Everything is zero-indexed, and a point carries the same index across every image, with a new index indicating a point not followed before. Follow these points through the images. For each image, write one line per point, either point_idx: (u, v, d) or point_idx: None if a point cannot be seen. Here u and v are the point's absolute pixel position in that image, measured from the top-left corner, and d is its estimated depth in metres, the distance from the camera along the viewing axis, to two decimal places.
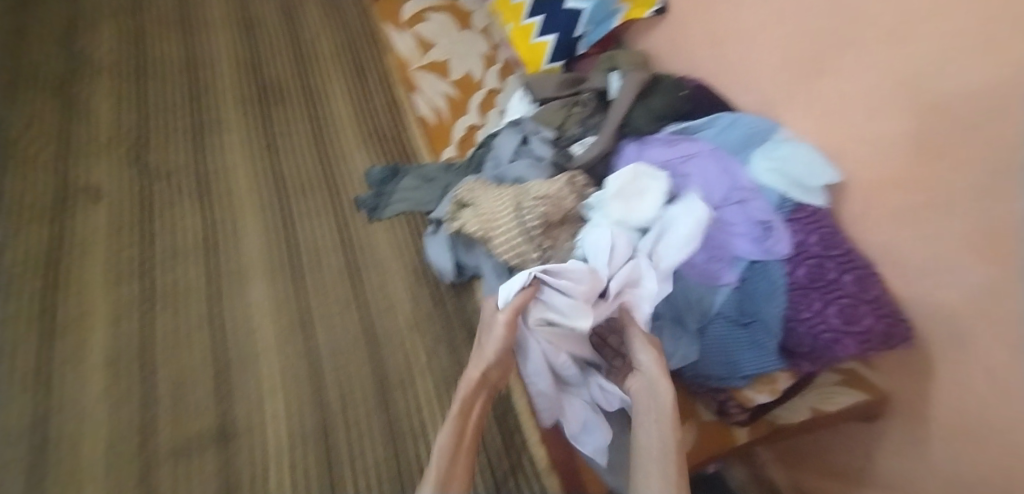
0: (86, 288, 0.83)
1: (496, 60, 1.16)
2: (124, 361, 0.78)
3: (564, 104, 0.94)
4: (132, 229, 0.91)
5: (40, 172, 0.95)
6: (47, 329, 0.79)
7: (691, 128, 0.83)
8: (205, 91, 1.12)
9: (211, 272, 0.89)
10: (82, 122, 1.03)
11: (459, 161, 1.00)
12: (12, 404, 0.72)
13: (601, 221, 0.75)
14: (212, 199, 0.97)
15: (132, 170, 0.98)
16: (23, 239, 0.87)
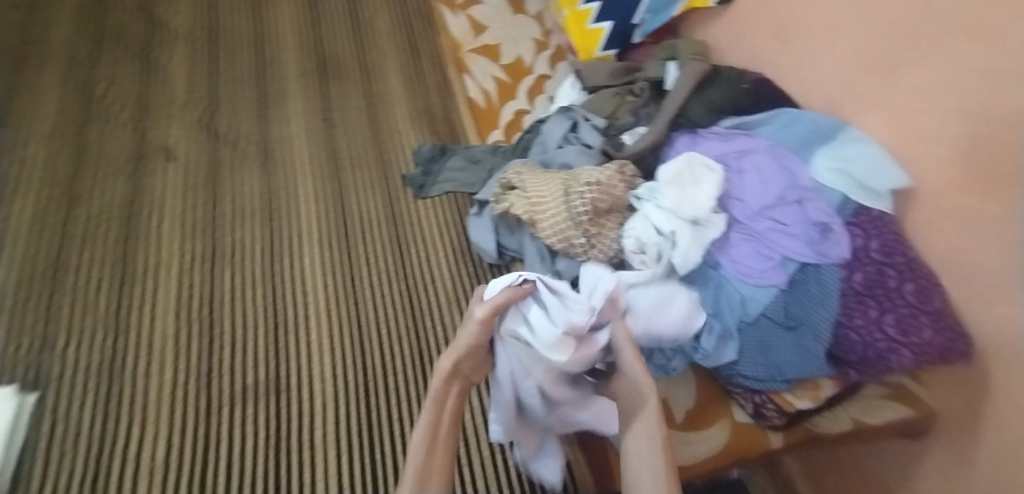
0: (157, 240, 0.89)
1: (549, 46, 1.14)
2: (191, 311, 0.82)
3: (617, 92, 0.93)
4: (202, 188, 0.96)
5: (117, 129, 1.00)
6: (121, 274, 0.84)
7: (750, 123, 0.81)
8: (270, 63, 1.16)
9: (270, 235, 0.92)
10: (159, 86, 1.08)
11: (506, 144, 1.00)
12: (87, 339, 0.77)
13: (651, 209, 0.75)
14: (271, 166, 1.01)
15: (202, 134, 1.03)
16: (103, 190, 0.93)
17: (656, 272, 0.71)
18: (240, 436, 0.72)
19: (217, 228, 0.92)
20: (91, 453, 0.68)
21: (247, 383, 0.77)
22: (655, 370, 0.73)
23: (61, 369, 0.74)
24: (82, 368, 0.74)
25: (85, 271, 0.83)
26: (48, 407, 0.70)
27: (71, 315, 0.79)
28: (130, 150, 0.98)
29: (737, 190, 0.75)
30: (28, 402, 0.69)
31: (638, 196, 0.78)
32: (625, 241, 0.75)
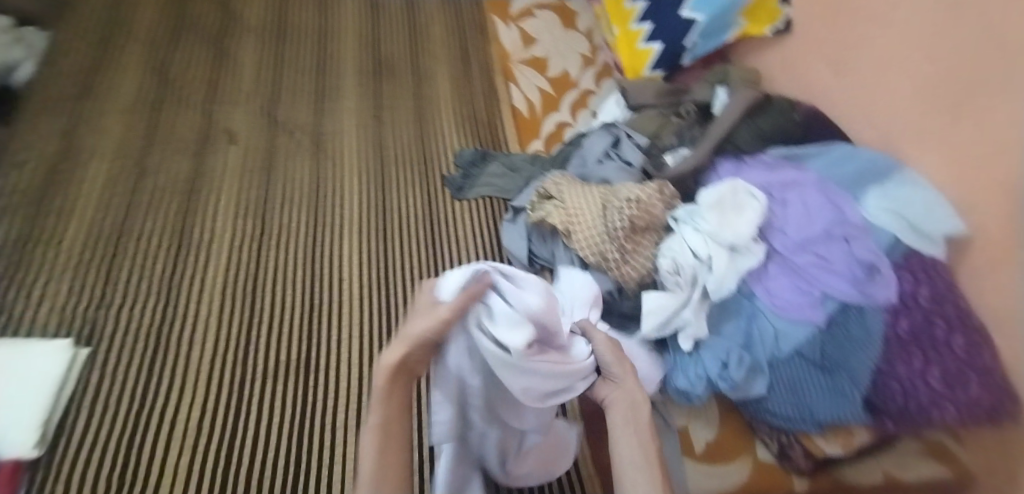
0: (211, 217, 0.93)
1: (596, 63, 1.15)
2: (237, 287, 0.85)
3: (663, 112, 0.93)
4: (257, 172, 1.00)
5: (186, 110, 1.08)
6: (175, 245, 0.89)
7: (798, 155, 0.79)
8: (330, 59, 1.20)
9: (314, 221, 0.95)
10: (228, 74, 1.15)
11: (546, 155, 1.00)
12: (139, 304, 0.81)
13: (689, 232, 0.73)
14: (319, 156, 1.04)
15: (263, 121, 1.08)
16: (168, 165, 0.99)
17: (689, 295, 0.70)
18: (267, 411, 0.73)
19: (267, 211, 0.96)
20: (131, 410, 0.71)
21: (278, 361, 0.78)
22: (678, 398, 0.70)
23: (113, 327, 0.78)
24: (132, 329, 0.78)
25: (146, 238, 0.89)
26: (96, 362, 0.74)
27: (130, 278, 0.84)
28: (198, 131, 1.05)
29: (780, 221, 0.73)
30: (81, 356, 0.74)
31: (676, 217, 0.77)
32: (660, 265, 0.73)
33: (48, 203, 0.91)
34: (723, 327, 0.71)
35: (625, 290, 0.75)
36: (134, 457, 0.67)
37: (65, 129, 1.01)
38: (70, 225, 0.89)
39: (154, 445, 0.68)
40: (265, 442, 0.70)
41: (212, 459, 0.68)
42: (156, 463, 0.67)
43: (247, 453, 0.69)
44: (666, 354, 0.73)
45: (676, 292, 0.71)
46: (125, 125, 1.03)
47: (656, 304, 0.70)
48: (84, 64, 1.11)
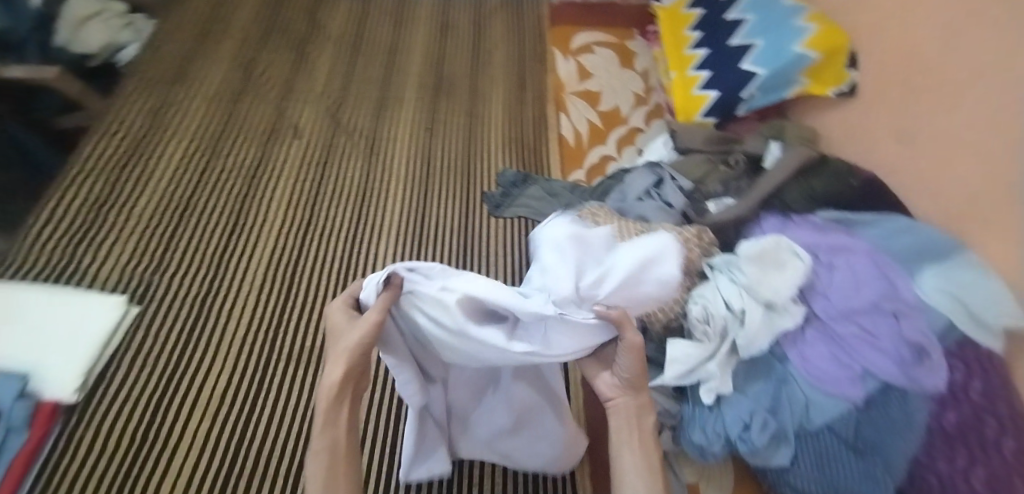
0: (268, 203, 0.99)
1: (648, 102, 1.13)
2: (275, 269, 0.91)
3: (710, 158, 0.91)
4: (313, 166, 1.05)
5: (260, 103, 1.15)
6: (232, 225, 0.96)
7: (852, 222, 0.76)
8: (397, 70, 1.25)
9: (357, 219, 0.98)
10: (304, 72, 1.22)
11: (586, 185, 0.99)
12: (193, 274, 0.88)
13: (724, 282, 0.71)
14: (369, 157, 1.08)
15: (326, 119, 1.13)
16: (238, 151, 1.07)
17: (717, 348, 0.67)
18: (283, 392, 0.77)
19: (315, 203, 1.00)
20: (166, 370, 0.77)
21: (300, 347, 0.82)
22: (692, 450, 0.68)
23: (164, 289, 0.86)
24: (178, 296, 0.85)
25: (207, 215, 0.96)
26: (143, 322, 0.81)
27: (186, 251, 0.91)
28: (268, 123, 1.12)
29: (823, 284, 0.69)
30: (132, 313, 0.81)
31: (712, 265, 0.75)
32: (690, 310, 0.70)
33: (132, 170, 1.01)
34: (749, 387, 0.68)
35: (650, 331, 0.72)
36: (162, 414, 0.72)
37: (154, 108, 1.11)
38: (143, 193, 0.98)
39: (184, 405, 0.74)
40: (280, 422, 0.74)
41: (228, 430, 0.72)
42: (181, 422, 0.72)
43: (258, 429, 0.72)
44: (684, 405, 0.71)
45: (703, 341, 0.68)
46: (205, 110, 1.12)
47: (680, 352, 0.67)
48: (180, 52, 1.22)
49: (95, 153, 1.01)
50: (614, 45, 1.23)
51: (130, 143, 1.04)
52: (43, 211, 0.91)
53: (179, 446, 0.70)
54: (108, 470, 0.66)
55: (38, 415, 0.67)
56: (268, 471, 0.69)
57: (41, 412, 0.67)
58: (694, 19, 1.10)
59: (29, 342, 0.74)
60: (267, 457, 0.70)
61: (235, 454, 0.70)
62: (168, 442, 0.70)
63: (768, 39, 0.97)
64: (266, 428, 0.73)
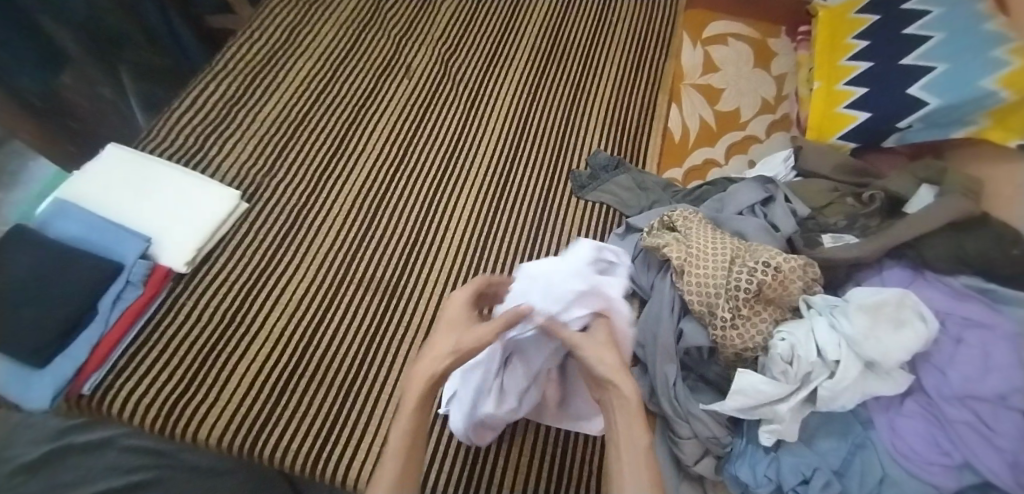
0: (366, 136, 0.99)
1: (776, 112, 1.01)
2: (365, 201, 0.92)
3: (837, 189, 0.82)
4: (416, 107, 1.02)
5: (388, 29, 1.12)
6: (332, 148, 0.97)
7: (997, 295, 0.63)
8: (519, 19, 1.16)
9: (445, 169, 0.96)
10: (430, 6, 1.17)
11: (680, 186, 0.91)
12: (290, 186, 0.92)
13: (821, 324, 0.63)
14: (474, 105, 1.03)
15: (439, 60, 1.08)
16: (349, 77, 1.05)
17: (794, 392, 0.61)
18: (350, 317, 0.80)
19: (414, 143, 0.99)
20: (256, 264, 0.84)
21: (374, 275, 0.85)
22: (733, 484, 0.64)
23: (271, 192, 0.91)
24: (279, 201, 0.90)
25: (315, 133, 0.98)
26: (249, 218, 0.87)
27: (290, 164, 0.94)
28: (388, 52, 1.09)
29: (941, 359, 0.60)
30: (242, 208, 0.87)
31: (810, 303, 0.67)
32: (772, 341, 0.64)
33: (261, 73, 1.03)
34: (817, 440, 0.62)
35: (718, 355, 0.68)
36: (250, 302, 0.80)
37: (290, 18, 1.12)
38: (269, 97, 1.01)
39: (267, 300, 0.80)
40: (343, 341, 0.78)
41: (299, 335, 0.78)
42: (260, 317, 0.79)
43: (325, 340, 0.77)
44: (737, 439, 0.66)
45: (779, 381, 0.61)
46: (340, 26, 1.12)
47: (749, 385, 0.62)
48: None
49: (237, 54, 1.05)
50: (753, 41, 1.11)
51: (269, 46, 1.07)
52: (186, 97, 0.97)
53: (256, 336, 0.77)
54: (197, 341, 0.75)
55: (152, 276, 0.76)
56: (321, 381, 0.74)
57: (156, 272, 0.77)
58: (864, 27, 0.95)
59: (149, 205, 0.82)
60: (327, 371, 0.75)
61: (299, 359, 0.75)
62: (250, 330, 0.77)
63: (953, 64, 0.80)
64: (329, 342, 0.77)
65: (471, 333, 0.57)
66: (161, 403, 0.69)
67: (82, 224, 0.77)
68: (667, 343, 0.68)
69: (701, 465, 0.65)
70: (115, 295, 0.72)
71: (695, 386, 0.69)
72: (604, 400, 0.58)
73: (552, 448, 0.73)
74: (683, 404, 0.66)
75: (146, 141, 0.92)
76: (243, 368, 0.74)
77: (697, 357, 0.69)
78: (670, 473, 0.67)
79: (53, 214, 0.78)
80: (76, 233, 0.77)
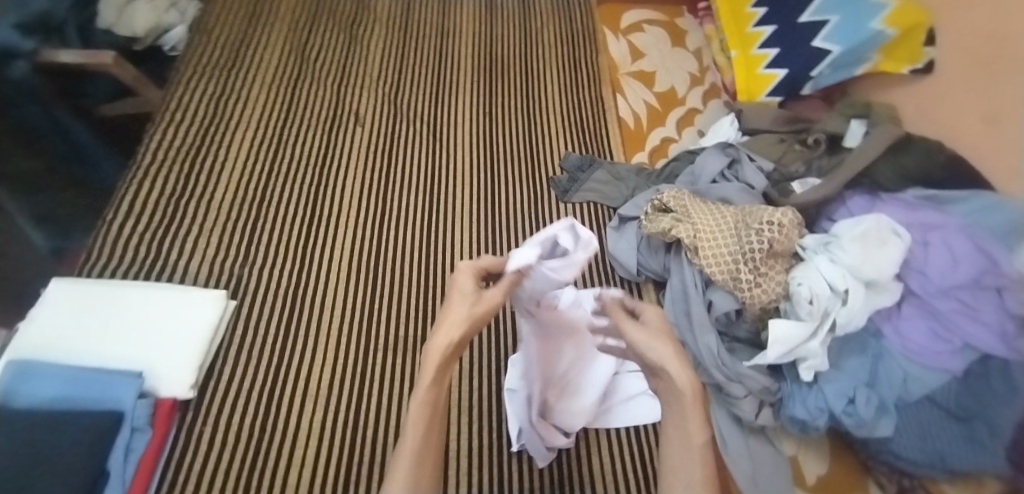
0: (338, 194, 0.99)
1: (704, 83, 1.13)
2: (359, 259, 0.92)
3: (783, 139, 0.94)
4: (378, 155, 1.04)
5: (319, 88, 1.13)
6: (309, 215, 0.96)
7: (941, 198, 0.76)
8: (448, 50, 1.21)
9: (426, 207, 0.98)
10: (357, 56, 1.19)
11: (650, 168, 0.98)
12: (278, 266, 0.89)
13: (823, 262, 0.73)
14: (431, 142, 1.06)
15: (386, 106, 1.11)
16: (302, 143, 1.05)
17: (819, 327, 0.70)
18: (389, 383, 0.79)
19: (385, 193, 1.00)
20: (268, 363, 0.79)
21: (397, 335, 0.84)
22: (791, 424, 0.73)
23: (255, 280, 0.87)
24: (270, 289, 0.87)
25: (282, 206, 0.96)
26: (243, 315, 0.83)
27: (271, 243, 0.92)
28: (328, 110, 1.10)
29: (918, 262, 0.72)
30: (232, 306, 0.82)
31: (805, 246, 0.78)
32: (791, 287, 0.74)
33: (202, 160, 1.00)
34: (844, 362, 0.72)
35: (745, 314, 0.76)
36: (276, 405, 0.75)
37: (216, 96, 1.09)
38: (218, 183, 0.98)
39: (293, 398, 0.76)
40: (391, 410, 0.76)
41: (342, 423, 0.74)
42: (295, 417, 0.75)
43: (371, 415, 0.76)
44: (783, 383, 0.75)
45: (807, 321, 0.71)
46: (268, 96, 1.11)
47: (784, 332, 0.69)
48: (231, 39, 1.21)
49: (164, 144, 1.00)
50: (665, 24, 1.22)
51: (195, 130, 1.03)
52: (119, 205, 0.91)
53: (298, 438, 0.73)
54: (233, 467, 0.69)
55: (158, 414, 0.69)
56: (382, 458, 0.72)
57: (160, 408, 0.69)
58: None
59: (126, 337, 0.74)
60: (385, 445, 0.73)
61: (351, 447, 0.72)
62: (287, 433, 0.73)
63: (843, 14, 0.94)
64: (374, 420, 0.75)
65: (482, 303, 0.54)
66: None
67: (56, 380, 0.68)
68: (701, 315, 0.76)
69: (762, 416, 0.73)
70: (125, 447, 0.64)
71: (733, 347, 0.77)
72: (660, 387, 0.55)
73: (625, 446, 0.76)
74: (731, 367, 0.74)
75: (91, 264, 0.83)
76: (295, 478, 0.69)
77: (726, 320, 0.78)
78: (735, 434, 0.75)
79: (13, 378, 0.66)
80: (51, 394, 0.67)
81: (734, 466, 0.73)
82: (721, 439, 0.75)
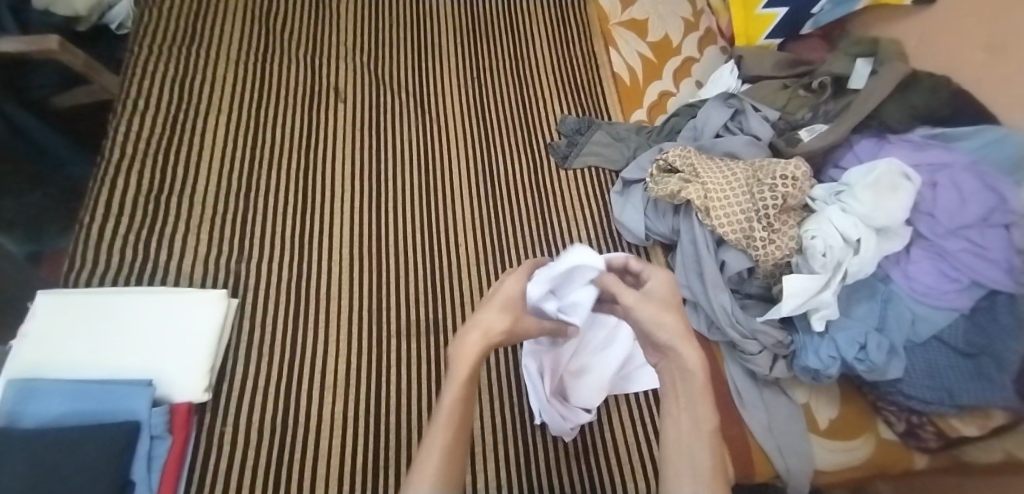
0: (328, 175, 0.94)
1: (699, 28, 1.09)
2: (359, 241, 0.88)
3: (787, 85, 0.92)
4: (365, 130, 0.98)
5: (292, 61, 1.05)
6: (300, 201, 0.91)
7: (947, 135, 0.73)
8: (426, 10, 1.13)
9: (422, 182, 0.94)
10: (328, 23, 1.10)
11: (650, 125, 0.95)
12: (277, 258, 0.85)
13: (836, 212, 0.71)
14: (420, 111, 1.01)
15: (366, 76, 1.04)
16: (282, 123, 0.99)
17: (833, 278, 0.69)
18: (405, 367, 0.78)
19: (379, 171, 0.95)
20: (280, 357, 0.77)
21: (408, 319, 0.82)
22: (805, 374, 0.73)
23: (254, 273, 0.84)
24: (270, 283, 0.83)
25: (271, 194, 0.91)
26: (247, 311, 0.80)
27: (264, 234, 0.87)
28: (304, 84, 1.03)
29: (927, 204, 0.69)
30: (235, 304, 0.79)
31: (814, 198, 0.77)
32: (803, 239, 0.73)
33: (177, 151, 0.93)
34: (854, 309, 0.71)
35: (756, 271, 0.76)
36: (295, 399, 0.74)
37: (181, 79, 1.01)
38: (199, 173, 0.92)
39: (310, 390, 0.75)
40: (412, 395, 0.75)
41: (364, 411, 0.74)
42: (315, 409, 0.73)
43: (392, 401, 0.75)
44: (795, 335, 0.74)
45: (820, 273, 0.69)
46: (238, 73, 1.03)
47: (797, 286, 0.69)
48: (188, 10, 1.10)
49: (131, 136, 0.93)
50: None
51: (162, 118, 0.96)
52: (97, 207, 0.85)
53: (321, 430, 0.72)
54: (260, 463, 0.68)
55: (174, 421, 0.67)
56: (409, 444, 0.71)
57: (177, 414, 0.68)
58: None
59: (128, 347, 0.72)
60: (409, 431, 0.72)
61: (377, 433, 0.72)
62: (310, 425, 0.72)
63: None
64: (396, 406, 0.74)
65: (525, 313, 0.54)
66: None
67: (62, 398, 0.65)
68: (714, 276, 0.75)
69: (777, 369, 0.73)
70: (147, 456, 0.63)
71: (745, 304, 0.77)
72: (660, 356, 0.52)
73: (643, 411, 0.77)
74: (746, 324, 0.73)
75: (75, 272, 0.79)
76: (324, 470, 0.68)
77: (738, 278, 0.77)
78: (750, 387, 0.75)
79: (18, 400, 0.64)
80: (56, 412, 0.64)
81: (751, 419, 0.73)
82: (737, 394, 0.76)
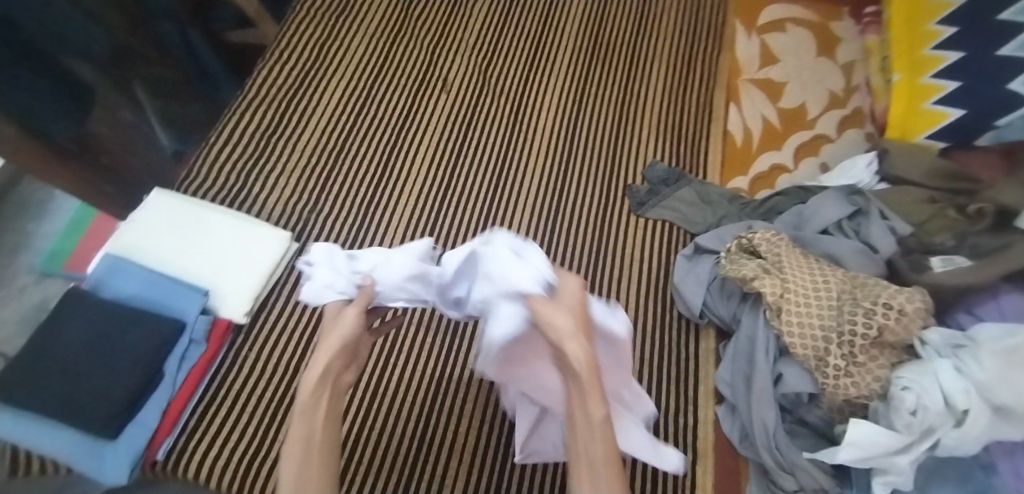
0: (411, 156, 0.96)
1: (846, 105, 0.95)
2: (418, 225, 0.89)
3: (934, 198, 0.75)
4: (458, 125, 0.99)
5: (418, 46, 1.10)
6: (378, 174, 0.94)
7: None
8: (555, 23, 1.12)
9: (495, 187, 0.92)
10: (461, 17, 1.14)
11: (748, 197, 0.85)
12: (342, 216, 0.89)
13: (947, 370, 0.55)
14: (516, 119, 0.99)
15: (477, 74, 1.05)
16: (389, 98, 1.03)
17: (913, 444, 0.55)
18: (417, 354, 0.76)
19: (459, 167, 0.94)
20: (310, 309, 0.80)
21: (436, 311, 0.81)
22: None
23: (317, 226, 0.88)
24: (327, 236, 0.87)
25: (359, 158, 0.96)
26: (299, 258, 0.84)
27: (340, 192, 0.92)
28: (420, 71, 1.07)
29: None
30: (292, 248, 0.84)
31: (924, 340, 0.60)
32: (895, 387, 0.57)
33: (298, 101, 1.02)
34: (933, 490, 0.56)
35: (821, 399, 0.61)
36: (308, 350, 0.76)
37: (324, 38, 1.10)
38: (306, 126, 0.99)
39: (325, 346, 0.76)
40: (415, 388, 0.74)
41: (365, 385, 0.74)
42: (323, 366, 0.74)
43: (393, 386, 0.74)
44: (847, 490, 0.59)
45: (901, 435, 0.54)
46: (369, 46, 1.10)
47: (865, 438, 0.54)
48: None
49: (268, 79, 1.03)
50: (813, 28, 1.06)
51: (297, 67, 1.06)
52: (222, 131, 0.96)
53: None
54: (261, 401, 0.71)
55: (213, 331, 0.72)
56: (395, 433, 0.70)
57: (216, 327, 0.72)
58: None
59: (189, 254, 0.78)
60: (399, 422, 0.71)
61: (369, 410, 0.72)
62: None
63: None
64: (394, 391, 0.74)
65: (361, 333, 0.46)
66: (235, 468, 0.65)
67: (137, 281, 0.73)
68: (763, 388, 0.62)
69: None
70: (181, 354, 0.68)
71: (791, 430, 0.63)
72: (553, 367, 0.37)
73: None
74: (786, 454, 0.59)
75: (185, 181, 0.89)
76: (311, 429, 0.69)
77: (794, 399, 0.63)
78: None
79: (104, 272, 0.74)
80: (129, 293, 0.73)
81: None
82: None
